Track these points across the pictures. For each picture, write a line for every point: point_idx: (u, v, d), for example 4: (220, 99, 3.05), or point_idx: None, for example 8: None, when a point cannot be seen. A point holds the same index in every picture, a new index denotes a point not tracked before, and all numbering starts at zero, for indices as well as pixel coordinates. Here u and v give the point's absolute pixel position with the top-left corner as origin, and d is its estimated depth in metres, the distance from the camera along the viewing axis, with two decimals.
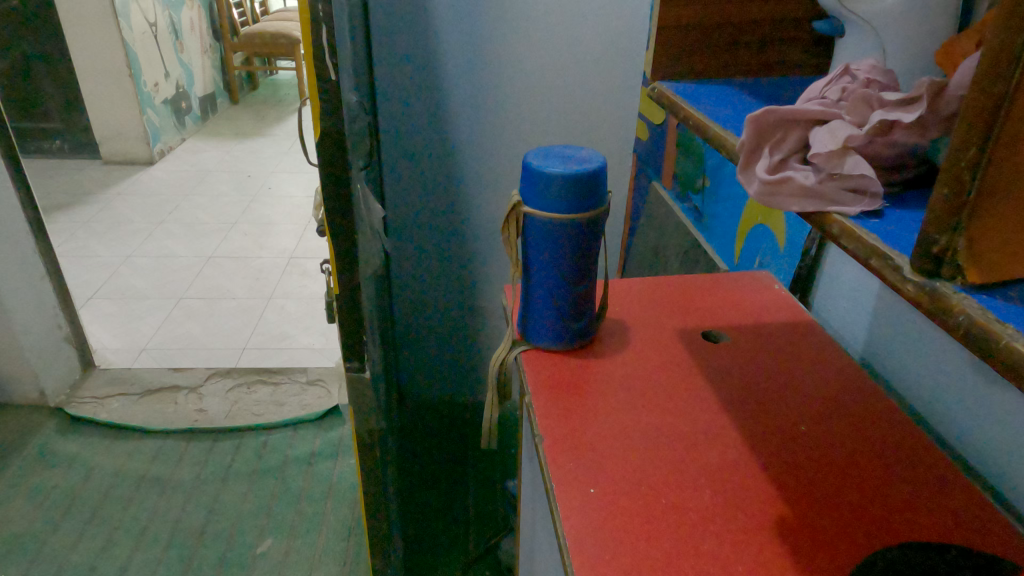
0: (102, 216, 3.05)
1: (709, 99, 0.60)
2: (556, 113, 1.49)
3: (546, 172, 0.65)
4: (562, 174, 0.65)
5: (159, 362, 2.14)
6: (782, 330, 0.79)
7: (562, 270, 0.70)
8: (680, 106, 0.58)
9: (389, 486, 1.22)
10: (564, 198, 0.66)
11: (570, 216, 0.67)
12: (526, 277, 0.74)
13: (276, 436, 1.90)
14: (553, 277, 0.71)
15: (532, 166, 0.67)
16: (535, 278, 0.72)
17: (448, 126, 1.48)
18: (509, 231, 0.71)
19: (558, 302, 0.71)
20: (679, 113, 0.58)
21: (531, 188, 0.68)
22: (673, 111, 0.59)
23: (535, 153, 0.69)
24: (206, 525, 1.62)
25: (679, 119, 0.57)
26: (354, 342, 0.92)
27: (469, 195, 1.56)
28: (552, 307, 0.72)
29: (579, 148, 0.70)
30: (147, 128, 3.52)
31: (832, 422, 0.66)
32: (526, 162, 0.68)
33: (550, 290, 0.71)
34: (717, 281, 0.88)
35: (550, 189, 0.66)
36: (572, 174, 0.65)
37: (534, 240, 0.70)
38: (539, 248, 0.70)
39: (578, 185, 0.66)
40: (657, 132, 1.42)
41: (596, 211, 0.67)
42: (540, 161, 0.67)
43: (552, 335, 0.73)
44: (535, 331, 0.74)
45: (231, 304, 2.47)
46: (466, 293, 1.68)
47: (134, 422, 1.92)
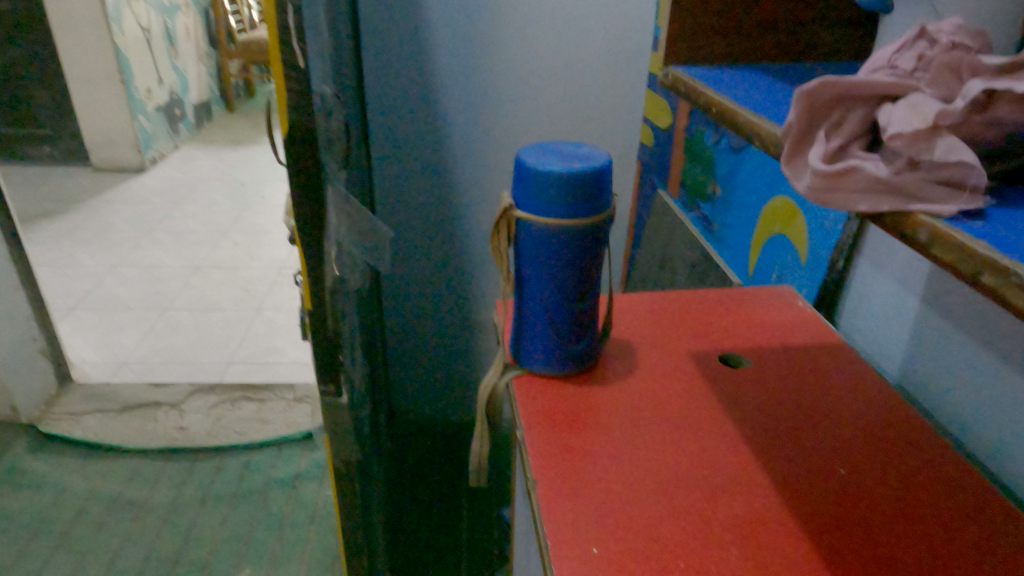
0: (89, 225, 2.96)
1: (734, 85, 0.51)
2: (556, 117, 1.41)
3: (544, 172, 0.57)
4: (561, 174, 0.56)
5: (140, 377, 2.05)
6: (812, 353, 0.70)
7: (560, 286, 0.61)
8: (701, 93, 0.50)
9: (372, 515, 1.13)
10: (563, 203, 0.57)
11: (571, 223, 0.58)
12: (519, 293, 0.64)
13: (260, 456, 1.81)
14: (550, 293, 0.62)
15: (527, 164, 0.58)
16: (530, 293, 0.63)
17: (441, 130, 1.39)
18: (500, 239, 0.62)
19: (555, 320, 0.62)
20: (699, 103, 0.49)
21: (526, 190, 0.58)
22: (691, 100, 0.51)
23: (529, 149, 0.60)
24: (182, 552, 1.52)
25: (700, 107, 0.48)
26: (329, 363, 0.83)
27: (464, 204, 1.47)
28: (549, 327, 0.63)
29: (580, 145, 0.61)
30: (139, 135, 3.44)
31: (875, 463, 0.56)
32: (520, 160, 0.59)
33: (546, 307, 0.62)
34: (735, 297, 0.79)
35: (548, 192, 0.57)
36: (573, 175, 0.56)
37: (528, 251, 0.61)
38: (534, 260, 0.61)
39: (580, 188, 0.57)
40: (663, 137, 1.34)
41: (600, 217, 0.59)
42: (536, 158, 0.58)
43: (548, 358, 0.64)
44: (529, 355, 0.65)
45: (218, 315, 2.38)
46: (461, 307, 1.59)
47: (110, 440, 1.82)
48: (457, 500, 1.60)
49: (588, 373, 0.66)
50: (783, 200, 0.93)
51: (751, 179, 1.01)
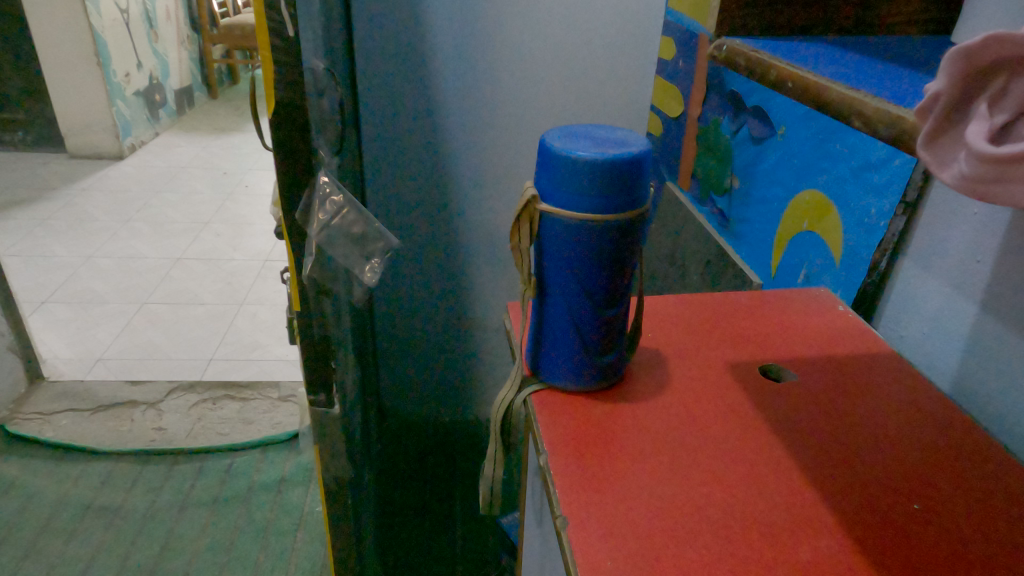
0: (64, 213, 2.84)
1: (804, 57, 0.43)
2: (559, 105, 1.33)
3: (575, 157, 0.49)
4: (595, 160, 0.48)
5: (116, 374, 1.95)
6: (860, 364, 0.63)
7: (588, 291, 0.54)
8: (769, 64, 0.42)
9: (363, 528, 1.05)
10: (596, 193, 0.49)
11: (604, 217, 0.50)
12: (541, 298, 0.57)
13: (242, 459, 1.72)
14: (577, 298, 0.54)
15: (554, 149, 0.50)
16: (552, 300, 0.55)
17: (437, 118, 1.31)
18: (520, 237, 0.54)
19: (581, 330, 0.55)
20: (767, 79, 0.42)
21: (552, 179, 0.51)
22: (757, 75, 0.43)
23: (554, 133, 0.53)
24: (158, 562, 1.44)
25: (771, 83, 0.41)
26: (319, 370, 0.75)
27: (461, 196, 1.40)
28: (574, 337, 0.55)
29: (612, 129, 0.54)
30: (116, 120, 3.31)
31: (949, 496, 0.50)
32: (546, 144, 0.51)
33: (572, 315, 0.55)
34: (770, 301, 0.72)
35: (579, 182, 0.49)
36: (609, 161, 0.48)
37: (553, 251, 0.53)
38: (560, 261, 0.53)
39: (615, 176, 0.49)
40: (673, 126, 1.27)
41: (635, 213, 0.51)
42: (564, 143, 0.50)
43: (571, 373, 0.56)
44: (550, 370, 0.57)
45: (199, 309, 2.28)
46: (456, 304, 1.51)
47: (83, 442, 1.73)
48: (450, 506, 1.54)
49: (614, 388, 0.59)
50: (813, 194, 0.86)
51: (776, 172, 0.94)
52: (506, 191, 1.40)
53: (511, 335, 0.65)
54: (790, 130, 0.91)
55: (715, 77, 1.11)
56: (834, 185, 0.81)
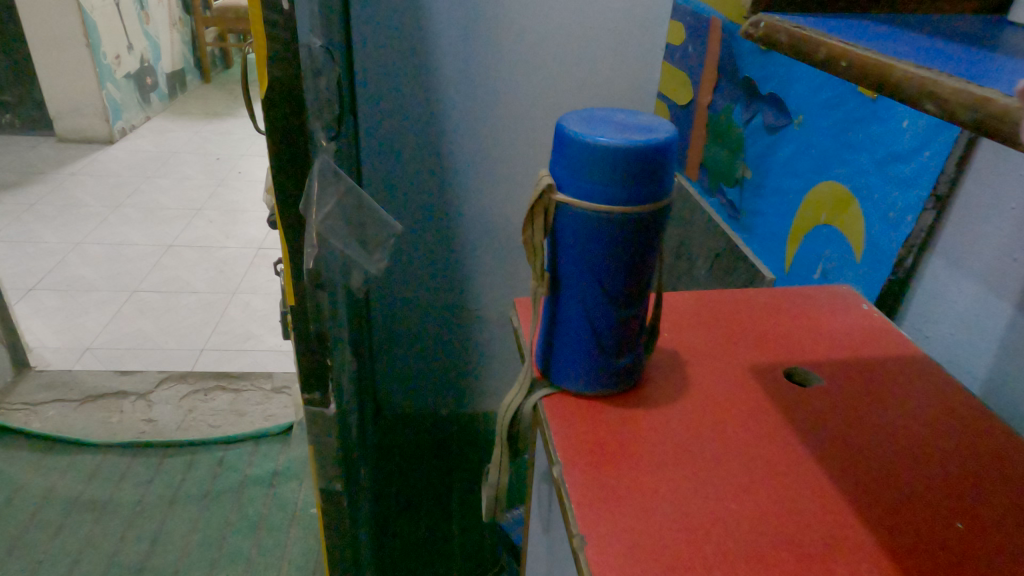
0: (52, 198, 2.78)
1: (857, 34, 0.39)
2: (563, 91, 1.28)
3: (596, 142, 0.44)
4: (619, 147, 0.44)
5: (105, 364, 1.90)
6: (890, 368, 0.59)
7: (607, 290, 0.50)
8: (819, 41, 0.37)
9: (359, 528, 1.01)
10: (619, 183, 0.45)
11: (626, 209, 0.46)
12: (554, 297, 0.53)
13: (234, 452, 1.68)
14: (595, 298, 0.50)
15: (573, 133, 0.46)
16: (566, 299, 0.52)
17: (437, 103, 1.27)
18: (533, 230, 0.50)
19: (597, 330, 0.51)
20: (822, 61, 0.37)
21: (570, 167, 0.46)
22: (808, 56, 0.38)
23: (570, 117, 0.48)
24: (147, 559, 1.40)
25: (821, 63, 0.36)
26: (314, 367, 0.71)
27: (460, 185, 1.36)
28: (590, 339, 0.51)
29: (634, 113, 0.50)
30: (107, 103, 3.24)
31: (996, 512, 0.46)
32: (563, 128, 0.47)
33: (587, 316, 0.51)
34: (790, 299, 0.68)
35: (600, 170, 0.45)
36: (633, 148, 0.44)
37: (570, 246, 0.49)
38: (577, 257, 0.49)
39: (640, 165, 0.45)
40: (682, 114, 1.23)
41: (659, 205, 0.47)
42: (583, 127, 0.46)
43: (585, 377, 0.53)
44: (562, 374, 0.54)
45: (191, 298, 2.24)
46: (455, 295, 1.48)
47: (71, 434, 1.68)
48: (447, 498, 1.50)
49: (630, 392, 0.55)
50: (832, 186, 0.82)
51: (792, 163, 0.91)
52: (507, 180, 1.36)
53: (518, 334, 0.62)
54: (808, 119, 0.87)
55: (728, 63, 1.06)
56: (856, 177, 0.78)
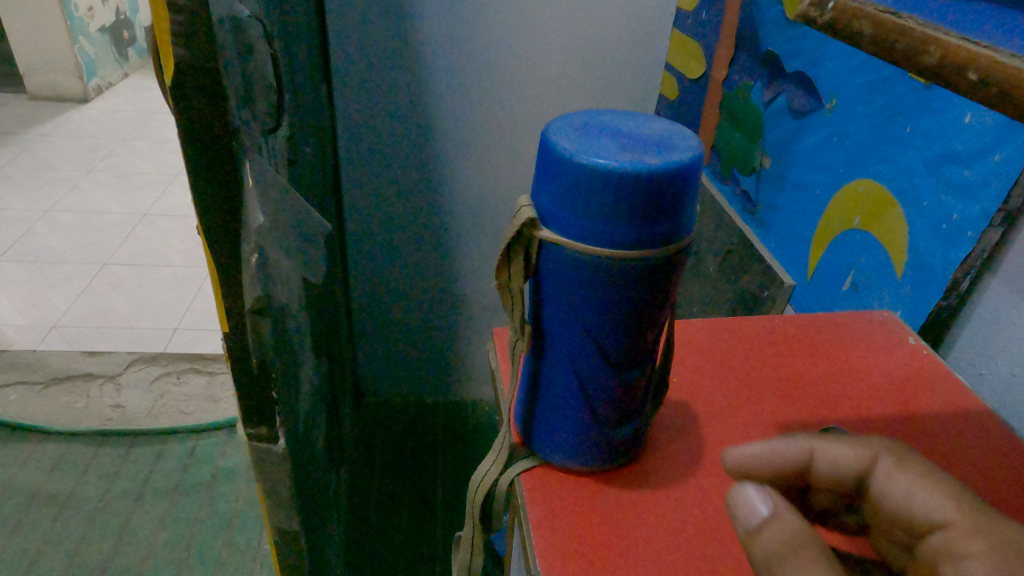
0: (20, 161, 2.63)
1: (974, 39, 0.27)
2: (561, 61, 1.15)
3: (596, 165, 0.33)
4: (625, 172, 0.33)
5: (71, 344, 1.80)
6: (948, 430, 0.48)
7: (604, 350, 0.39)
8: (929, 38, 0.25)
9: (326, 548, 0.92)
10: (623, 219, 0.34)
11: (632, 253, 0.35)
12: (536, 353, 0.43)
13: (206, 441, 1.59)
14: (588, 360, 0.40)
15: (564, 151, 0.35)
16: (551, 359, 0.41)
17: (419, 72, 1.14)
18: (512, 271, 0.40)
19: (590, 396, 0.41)
20: (933, 71, 0.25)
21: (558, 195, 0.36)
22: (911, 62, 0.26)
23: (559, 125, 0.38)
24: (110, 559, 1.32)
25: (935, 72, 0.25)
26: (253, 401, 0.60)
27: (445, 163, 1.24)
28: (582, 408, 0.41)
29: (645, 121, 0.39)
30: (79, 59, 3.06)
31: None
32: (551, 142, 0.36)
33: (578, 381, 0.41)
34: (819, 332, 0.57)
35: (598, 203, 0.34)
36: (645, 175, 0.33)
37: (556, 293, 0.39)
38: (565, 307, 0.39)
39: (651, 197, 0.34)
40: (693, 89, 1.10)
41: (672, 248, 0.36)
42: (577, 141, 0.35)
43: (574, 453, 0.43)
44: (546, 447, 0.44)
45: (165, 272, 2.12)
46: (441, 279, 1.38)
47: (33, 421, 1.59)
48: (431, 486, 1.40)
49: (630, 463, 0.45)
50: (868, 187, 0.71)
51: (818, 155, 0.79)
52: (498, 159, 1.24)
53: (500, 381, 0.52)
54: (841, 104, 0.75)
55: (748, 32, 0.93)
56: (898, 177, 0.66)
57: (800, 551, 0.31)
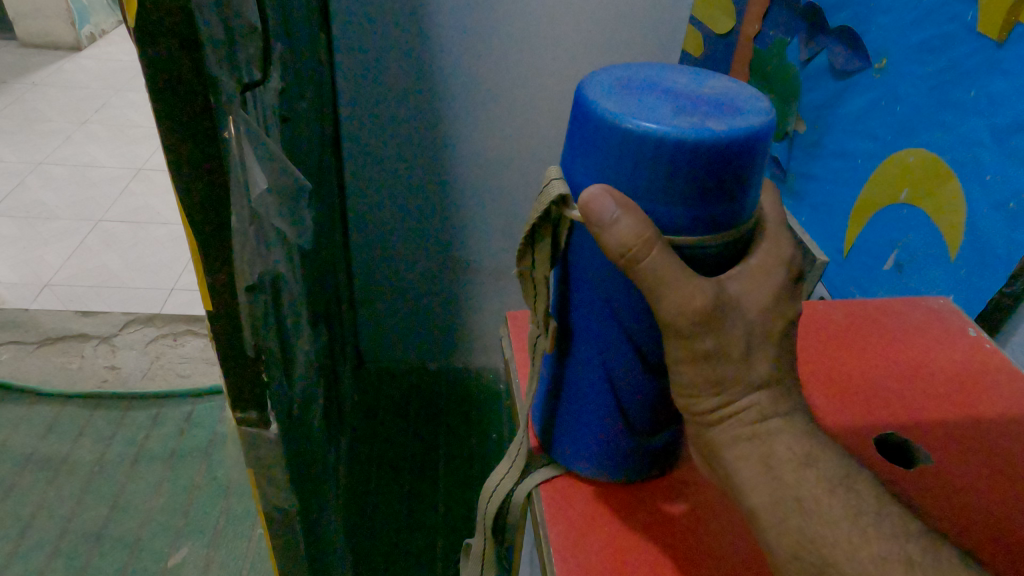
0: (11, 112, 2.54)
1: None
2: (577, 11, 1.06)
3: (646, 131, 0.32)
4: (680, 141, 0.32)
5: (64, 302, 1.75)
6: (1008, 448, 0.46)
7: (643, 354, 0.38)
8: None
9: (324, 523, 0.89)
10: (676, 197, 0.33)
11: (687, 238, 0.35)
12: (561, 353, 0.42)
13: (203, 407, 1.56)
14: (624, 363, 0.39)
15: (608, 114, 0.33)
16: (578, 356, 0.41)
17: (425, 21, 1.06)
18: (538, 256, 0.39)
19: (625, 399, 0.40)
20: None
21: (601, 164, 0.34)
22: None
23: (598, 82, 0.36)
24: (106, 525, 1.29)
25: None
26: (241, 387, 0.55)
27: (452, 122, 1.17)
28: (617, 410, 0.40)
29: (699, 80, 0.38)
30: (71, 4, 2.94)
31: None
32: (592, 104, 0.34)
33: (610, 383, 0.40)
34: (852, 335, 0.56)
35: (650, 177, 0.33)
36: (707, 143, 0.32)
37: (589, 286, 0.38)
38: (599, 302, 0.38)
39: (709, 173, 0.33)
40: (719, 46, 1.02)
41: (732, 234, 0.36)
42: (621, 102, 0.34)
43: (603, 455, 0.42)
44: (571, 447, 0.43)
45: (162, 230, 2.07)
46: (448, 244, 1.33)
47: (27, 381, 1.55)
48: (435, 456, 1.37)
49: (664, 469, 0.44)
50: (916, 157, 0.64)
51: (860, 120, 0.72)
52: (509, 119, 1.17)
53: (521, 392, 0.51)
54: (894, 63, 0.67)
55: None
56: (957, 146, 0.59)
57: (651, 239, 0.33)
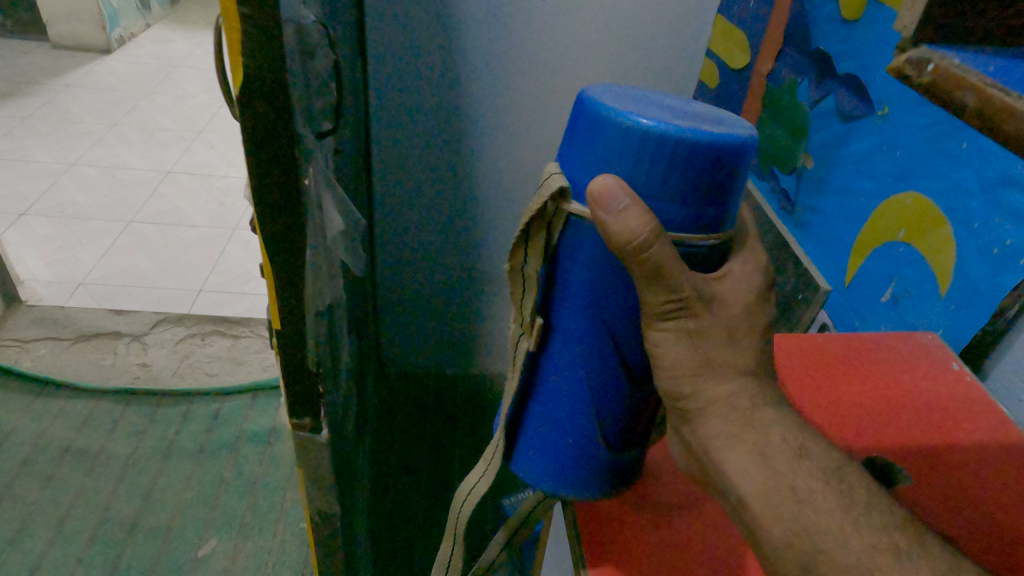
0: (44, 112, 2.63)
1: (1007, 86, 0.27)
2: (600, 45, 1.13)
3: (651, 129, 0.39)
4: (682, 138, 0.39)
5: (97, 301, 1.83)
6: (983, 474, 0.51)
7: (618, 348, 0.47)
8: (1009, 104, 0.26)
9: (356, 521, 0.96)
10: (674, 194, 0.40)
11: (682, 235, 0.42)
12: (546, 340, 0.49)
13: (231, 406, 1.63)
14: (601, 348, 0.47)
15: (619, 116, 0.40)
16: (562, 349, 0.49)
17: (456, 51, 1.13)
18: (530, 252, 0.47)
19: (600, 381, 0.48)
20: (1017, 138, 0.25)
21: (605, 156, 0.41)
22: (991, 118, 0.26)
23: (605, 94, 0.43)
24: (140, 516, 1.36)
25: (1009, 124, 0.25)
26: (301, 398, 0.61)
27: (477, 143, 1.23)
28: (597, 390, 0.48)
29: (693, 106, 0.45)
30: (103, 9, 3.03)
31: None
32: (604, 107, 0.41)
33: (591, 372, 0.48)
34: (844, 361, 0.63)
35: (650, 169, 0.40)
36: (705, 143, 0.39)
37: (576, 284, 0.46)
38: (583, 303, 0.46)
39: (703, 172, 0.40)
40: (734, 81, 1.08)
41: (712, 237, 0.43)
42: (626, 106, 0.41)
43: (585, 430, 0.50)
44: (552, 430, 0.51)
45: (190, 233, 2.15)
46: (468, 257, 1.39)
47: (63, 376, 1.63)
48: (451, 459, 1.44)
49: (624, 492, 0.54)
50: (914, 200, 0.70)
51: (861, 161, 0.79)
52: (531, 141, 1.23)
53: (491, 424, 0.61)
54: (895, 112, 0.73)
55: (799, 29, 0.92)
56: (949, 196, 0.65)
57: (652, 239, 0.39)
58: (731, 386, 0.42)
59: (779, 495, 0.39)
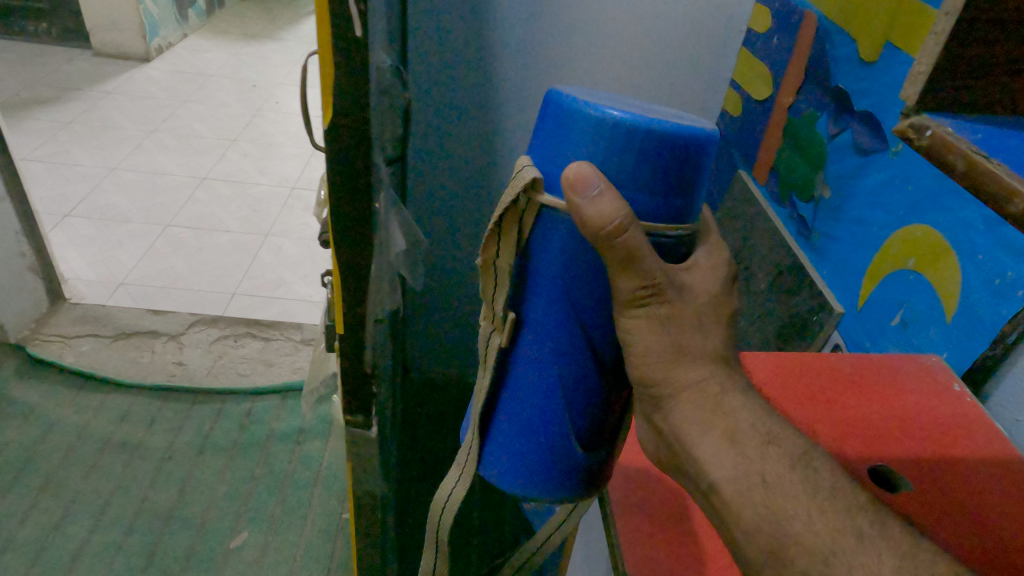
0: (86, 117, 2.73)
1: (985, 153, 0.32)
2: (630, 74, 1.19)
3: (615, 119, 0.43)
4: (644, 128, 0.43)
5: (136, 301, 1.91)
6: (981, 486, 0.56)
7: (590, 335, 0.51)
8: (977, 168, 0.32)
9: (388, 516, 1.02)
10: (642, 184, 0.44)
11: (652, 224, 0.45)
12: (518, 332, 0.53)
13: (261, 405, 1.69)
14: (572, 333, 0.51)
15: (585, 108, 0.44)
16: (533, 339, 0.52)
17: (493, 76, 1.20)
18: (502, 248, 0.50)
19: (572, 363, 0.52)
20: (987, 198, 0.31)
21: (575, 145, 0.45)
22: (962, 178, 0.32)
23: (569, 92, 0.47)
24: (177, 508, 1.43)
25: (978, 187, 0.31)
26: (357, 397, 0.68)
27: (509, 162, 1.30)
28: (572, 371, 0.52)
29: (661, 108, 0.49)
30: (143, 19, 3.15)
31: None
32: (571, 101, 0.45)
33: (561, 360, 0.52)
34: (830, 376, 0.68)
35: (621, 158, 0.44)
36: (664, 134, 0.43)
37: (548, 278, 0.50)
38: (553, 294, 0.50)
39: (668, 162, 0.44)
40: (755, 110, 1.14)
41: (675, 225, 0.46)
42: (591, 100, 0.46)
43: (565, 412, 0.53)
44: (526, 419, 0.54)
45: (224, 238, 2.23)
46: None
47: (104, 372, 1.70)
48: None
49: (599, 483, 0.58)
50: (922, 231, 0.75)
51: (873, 192, 0.84)
52: None
53: (463, 432, 0.64)
54: (907, 151, 0.79)
55: (820, 67, 0.97)
56: (955, 229, 0.70)
57: (620, 225, 0.41)
58: (709, 375, 0.45)
59: (749, 480, 0.41)
